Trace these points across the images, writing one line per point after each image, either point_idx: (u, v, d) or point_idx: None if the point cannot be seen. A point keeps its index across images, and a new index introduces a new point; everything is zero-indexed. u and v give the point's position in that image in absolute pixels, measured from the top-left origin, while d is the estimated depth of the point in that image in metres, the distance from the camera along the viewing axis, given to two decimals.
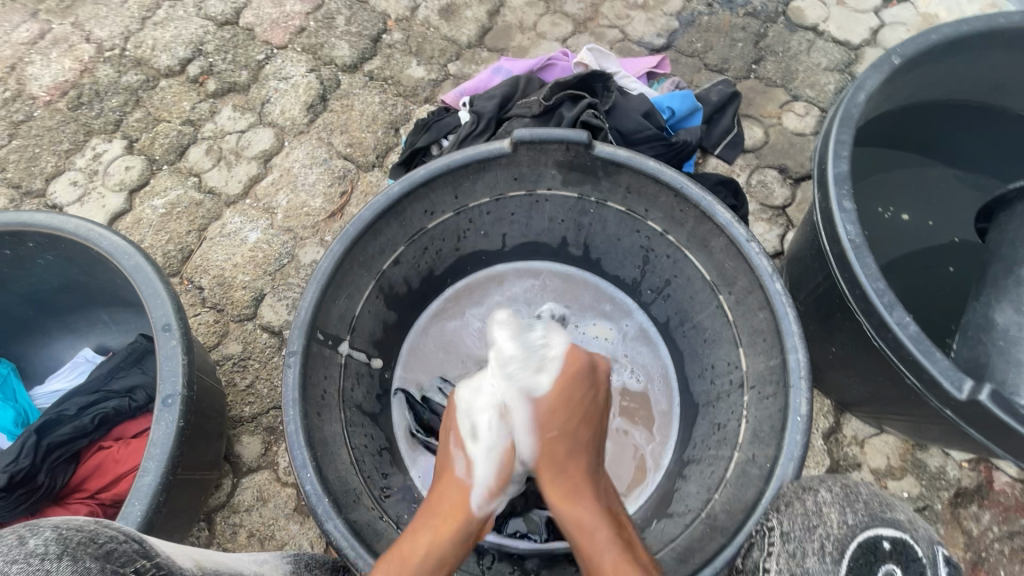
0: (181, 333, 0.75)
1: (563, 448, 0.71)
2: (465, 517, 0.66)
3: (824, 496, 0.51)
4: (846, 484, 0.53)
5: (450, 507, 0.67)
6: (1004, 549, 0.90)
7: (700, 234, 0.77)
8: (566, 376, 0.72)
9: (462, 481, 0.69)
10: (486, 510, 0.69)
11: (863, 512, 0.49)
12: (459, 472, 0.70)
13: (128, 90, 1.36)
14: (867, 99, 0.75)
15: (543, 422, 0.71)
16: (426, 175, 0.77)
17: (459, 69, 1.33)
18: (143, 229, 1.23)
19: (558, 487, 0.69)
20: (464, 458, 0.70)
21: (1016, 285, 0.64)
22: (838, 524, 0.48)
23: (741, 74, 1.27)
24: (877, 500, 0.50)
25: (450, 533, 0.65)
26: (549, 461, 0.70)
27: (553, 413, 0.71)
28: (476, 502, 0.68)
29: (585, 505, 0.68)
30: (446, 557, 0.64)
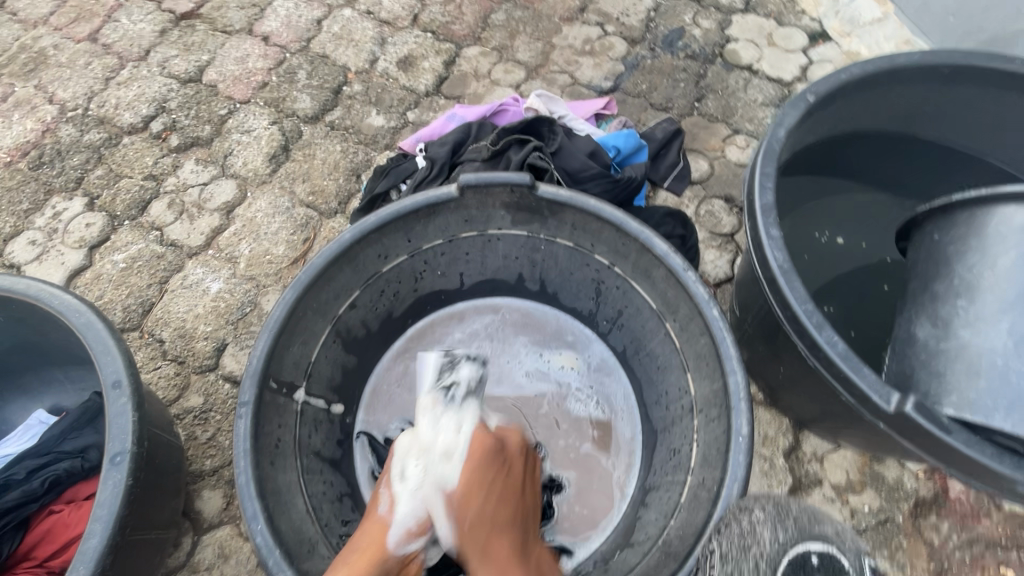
0: (131, 389, 0.75)
1: (482, 530, 0.70)
2: (382, 555, 0.68)
3: (758, 514, 0.56)
4: (777, 502, 0.58)
5: (371, 544, 0.69)
6: (965, 557, 0.92)
7: (643, 266, 0.81)
8: (475, 454, 0.74)
9: (385, 518, 0.71)
10: (408, 549, 0.71)
11: (793, 528, 0.54)
12: (382, 510, 0.72)
13: (90, 149, 1.38)
14: (786, 134, 0.81)
15: (459, 506, 0.71)
16: (377, 221, 0.80)
17: (417, 116, 1.39)
18: (103, 285, 1.22)
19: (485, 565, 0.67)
20: (388, 497, 0.73)
21: (932, 300, 0.68)
22: (770, 542, 0.53)
23: (684, 111, 1.35)
24: (807, 516, 0.55)
25: (368, 569, 0.67)
26: (472, 542, 0.69)
27: (468, 492, 0.72)
28: (397, 540, 0.70)
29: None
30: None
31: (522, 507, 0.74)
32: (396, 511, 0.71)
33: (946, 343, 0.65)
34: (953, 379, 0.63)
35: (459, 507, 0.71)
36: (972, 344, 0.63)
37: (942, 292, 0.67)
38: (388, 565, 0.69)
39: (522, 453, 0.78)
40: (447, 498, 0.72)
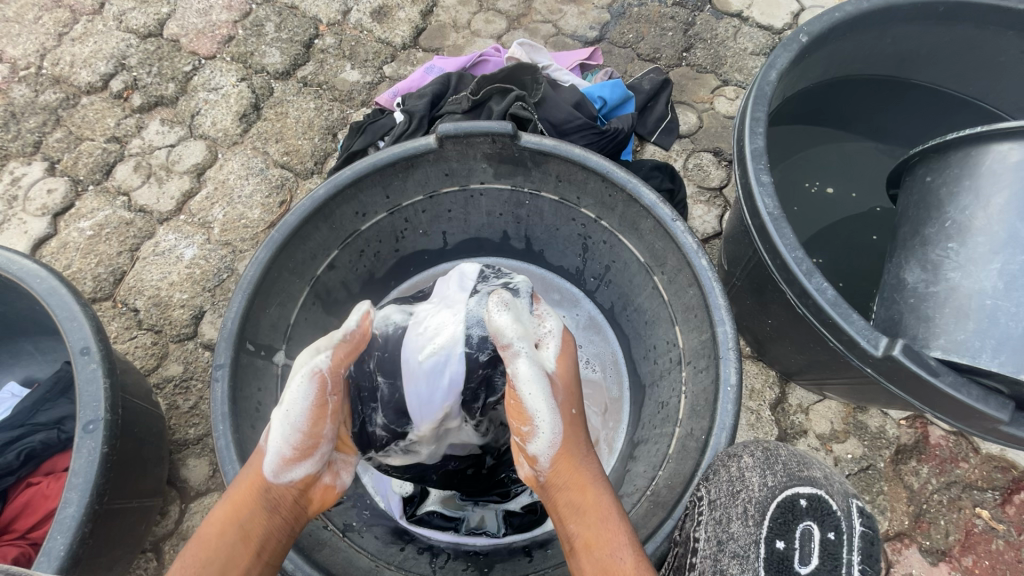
0: (102, 356, 0.72)
1: (578, 433, 0.67)
2: (263, 484, 0.61)
3: (747, 461, 0.56)
4: (766, 446, 0.57)
5: (252, 474, 0.61)
6: (943, 499, 0.95)
7: (630, 218, 0.78)
8: (570, 352, 0.71)
9: (263, 447, 0.62)
10: (292, 475, 0.62)
11: (782, 472, 0.53)
12: (263, 439, 0.63)
13: (47, 110, 1.30)
14: (778, 77, 0.78)
15: (563, 399, 0.66)
16: (352, 176, 0.76)
17: (394, 70, 1.32)
18: (70, 253, 1.17)
19: (574, 470, 0.64)
20: (266, 423, 0.63)
21: (922, 245, 0.67)
22: (759, 487, 0.52)
23: (673, 62, 1.30)
24: (795, 460, 0.54)
25: (251, 503, 0.60)
26: (567, 444, 0.65)
27: (568, 392, 0.67)
28: (275, 467, 0.61)
29: (600, 497, 0.62)
30: (250, 526, 0.59)
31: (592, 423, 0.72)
32: (273, 436, 0.62)
33: (935, 287, 0.64)
34: (941, 323, 0.63)
35: (561, 403, 0.65)
36: (960, 286, 0.62)
37: (932, 236, 0.66)
38: (272, 494, 0.61)
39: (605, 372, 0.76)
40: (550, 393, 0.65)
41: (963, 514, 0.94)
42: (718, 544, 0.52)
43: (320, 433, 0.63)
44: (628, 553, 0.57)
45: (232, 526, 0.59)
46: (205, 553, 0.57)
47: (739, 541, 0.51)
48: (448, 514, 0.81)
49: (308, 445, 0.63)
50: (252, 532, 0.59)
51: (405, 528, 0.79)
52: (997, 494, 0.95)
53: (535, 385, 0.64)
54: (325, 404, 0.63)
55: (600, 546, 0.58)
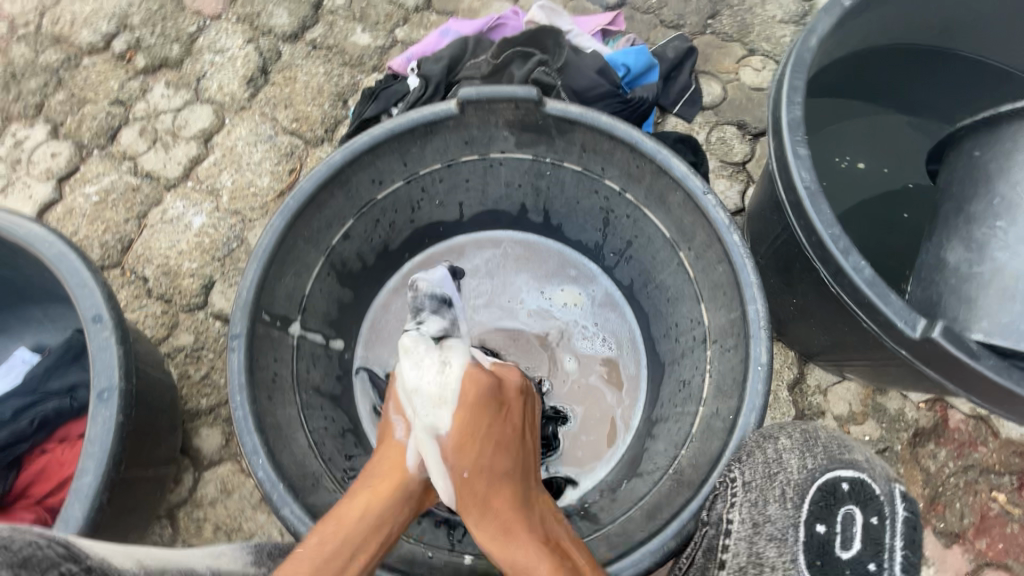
0: (114, 324, 0.70)
1: (478, 488, 0.65)
2: (406, 480, 0.65)
3: (785, 442, 0.55)
4: (804, 428, 0.57)
5: (392, 467, 0.66)
6: (960, 482, 0.94)
7: (658, 190, 0.75)
8: (469, 397, 0.68)
9: (401, 441, 0.68)
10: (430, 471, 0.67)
11: (822, 455, 0.54)
12: (398, 435, 0.69)
13: (48, 70, 1.25)
14: (819, 43, 0.74)
15: (455, 458, 0.66)
16: (369, 142, 0.73)
17: (407, 34, 1.27)
18: (76, 219, 1.15)
19: (474, 526, 0.63)
20: (402, 421, 0.69)
21: (966, 223, 0.64)
22: (799, 469, 0.53)
23: (698, 29, 1.24)
24: (834, 442, 0.55)
25: (392, 492, 0.63)
26: (469, 503, 0.65)
27: (463, 444, 0.67)
28: (416, 463, 0.66)
29: (517, 544, 0.60)
30: (386, 519, 0.61)
31: (525, 452, 0.69)
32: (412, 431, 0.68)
33: (980, 267, 0.61)
34: (984, 305, 0.60)
35: (454, 461, 0.66)
36: (1007, 267, 0.60)
37: (978, 213, 0.63)
38: (412, 487, 0.65)
39: (519, 395, 0.72)
40: (440, 454, 0.66)
41: (978, 498, 0.93)
42: (753, 527, 0.52)
43: None
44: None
45: (375, 512, 0.61)
46: (347, 531, 0.59)
47: (776, 523, 0.51)
48: None
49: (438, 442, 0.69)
50: (381, 527, 0.61)
51: None
52: (1013, 478, 0.94)
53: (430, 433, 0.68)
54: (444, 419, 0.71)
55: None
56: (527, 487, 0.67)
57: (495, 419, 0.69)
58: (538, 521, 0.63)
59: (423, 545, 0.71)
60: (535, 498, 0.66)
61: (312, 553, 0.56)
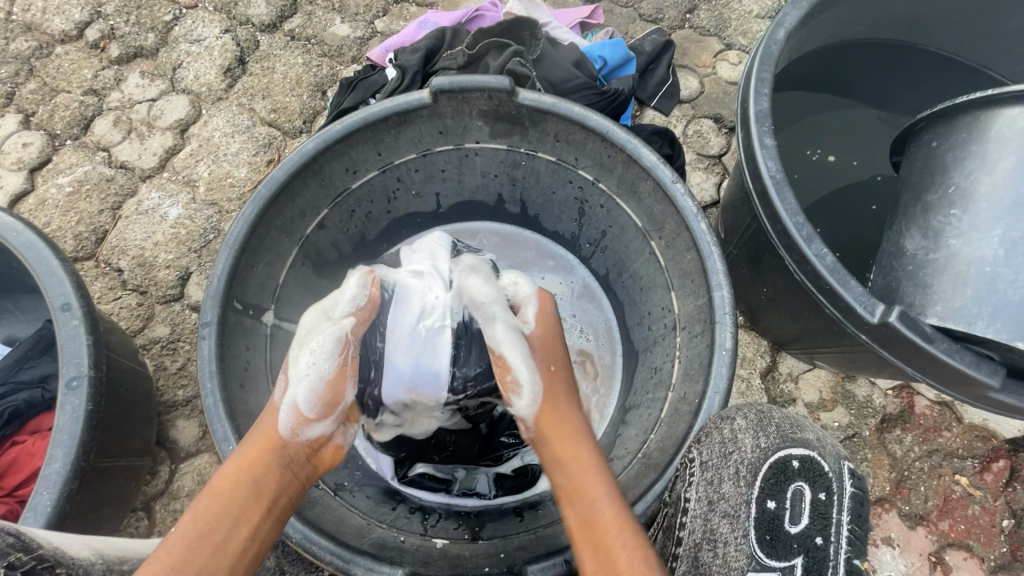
0: (83, 313, 0.70)
1: (559, 390, 0.69)
2: (277, 444, 0.61)
3: (741, 423, 0.56)
4: (760, 407, 0.59)
5: (263, 432, 0.62)
6: (924, 466, 0.97)
7: (629, 180, 0.76)
8: (547, 314, 0.73)
9: (278, 403, 0.64)
10: (310, 431, 0.64)
11: (775, 435, 0.56)
12: (276, 396, 0.65)
13: (19, 59, 1.23)
14: (786, 36, 0.75)
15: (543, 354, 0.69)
16: (343, 130, 0.73)
17: (386, 25, 1.26)
18: (49, 210, 1.13)
19: (554, 417, 0.66)
20: (282, 382, 0.65)
21: (924, 212, 0.66)
22: (752, 449, 0.55)
23: (676, 23, 1.25)
24: (788, 422, 0.57)
25: (263, 459, 0.60)
26: (550, 400, 0.67)
27: (547, 348, 0.70)
28: (290, 423, 0.63)
29: (586, 450, 0.63)
30: (259, 484, 0.59)
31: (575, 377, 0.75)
32: (293, 391, 0.63)
33: (935, 254, 0.64)
34: (939, 290, 0.62)
35: (541, 361, 0.69)
36: (961, 253, 0.62)
37: (936, 202, 0.65)
38: (288, 451, 0.62)
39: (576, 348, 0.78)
40: (528, 355, 0.68)
41: (942, 481, 0.96)
42: (708, 504, 0.55)
43: (341, 396, 0.66)
44: (608, 501, 0.58)
45: (245, 482, 0.59)
46: (216, 508, 0.57)
47: (730, 500, 0.54)
48: (439, 475, 0.82)
49: (330, 404, 0.65)
50: (259, 495, 0.59)
51: (397, 489, 0.80)
52: (976, 462, 0.97)
53: (323, 361, 0.64)
54: (345, 365, 0.66)
55: (582, 494, 0.60)
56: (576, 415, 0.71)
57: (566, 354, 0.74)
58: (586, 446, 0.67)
59: (394, 529, 0.71)
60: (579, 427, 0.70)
61: (181, 536, 0.55)
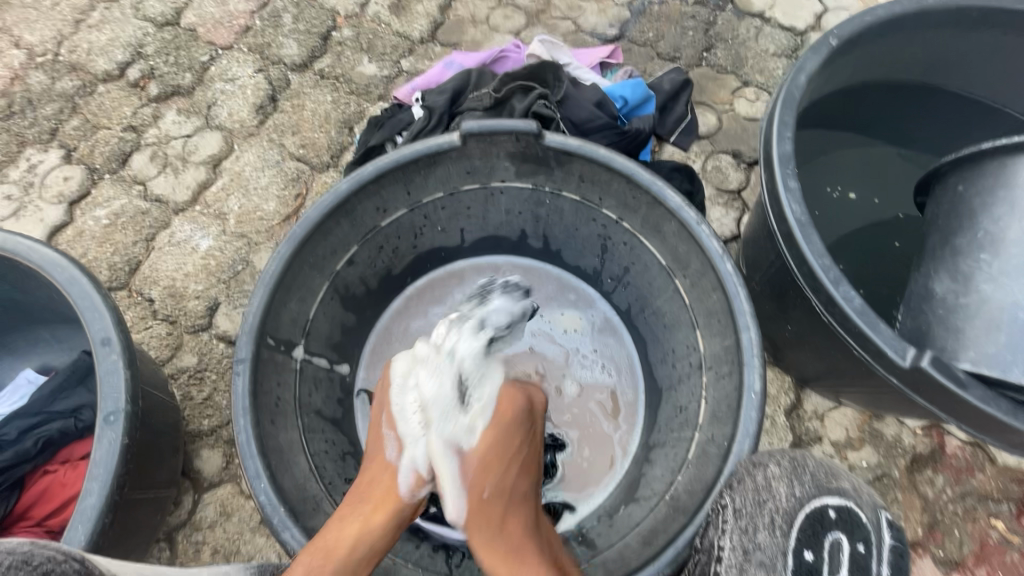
0: (122, 347, 0.72)
1: (496, 505, 0.67)
2: (397, 505, 0.66)
3: (774, 469, 0.55)
4: (792, 454, 0.57)
5: (387, 490, 0.67)
6: (958, 509, 0.94)
7: (653, 220, 0.78)
8: (498, 418, 0.71)
9: (394, 463, 0.69)
10: (418, 495, 0.68)
11: (810, 483, 0.54)
12: (391, 454, 0.70)
13: (64, 97, 1.29)
14: (808, 81, 0.77)
15: (472, 467, 0.68)
16: (375, 172, 0.76)
17: (412, 64, 1.31)
18: (85, 242, 1.17)
19: (488, 530, 0.65)
20: (394, 439, 0.71)
21: (952, 255, 0.66)
22: (787, 497, 0.53)
23: (693, 61, 1.28)
24: (822, 470, 0.55)
25: (385, 517, 0.65)
26: (476, 522, 0.66)
27: (486, 463, 0.68)
28: (409, 486, 0.68)
29: (524, 568, 0.62)
30: (375, 545, 0.63)
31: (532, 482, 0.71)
32: (408, 453, 0.69)
33: (966, 298, 0.63)
34: (971, 336, 0.62)
35: (473, 478, 0.68)
36: (992, 300, 0.61)
37: (964, 246, 0.65)
38: (400, 514, 0.67)
39: (542, 420, 0.75)
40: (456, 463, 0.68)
41: (977, 525, 0.93)
42: (744, 554, 0.52)
43: None
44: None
45: (365, 543, 0.63)
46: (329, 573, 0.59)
47: (766, 551, 0.52)
48: None
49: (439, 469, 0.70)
50: (368, 555, 0.63)
51: (418, 525, 0.79)
52: (1012, 506, 0.94)
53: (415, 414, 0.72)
54: None
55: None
56: (537, 517, 0.69)
57: (522, 449, 0.71)
58: (548, 547, 0.66)
59: (421, 570, 0.72)
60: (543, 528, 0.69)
61: None
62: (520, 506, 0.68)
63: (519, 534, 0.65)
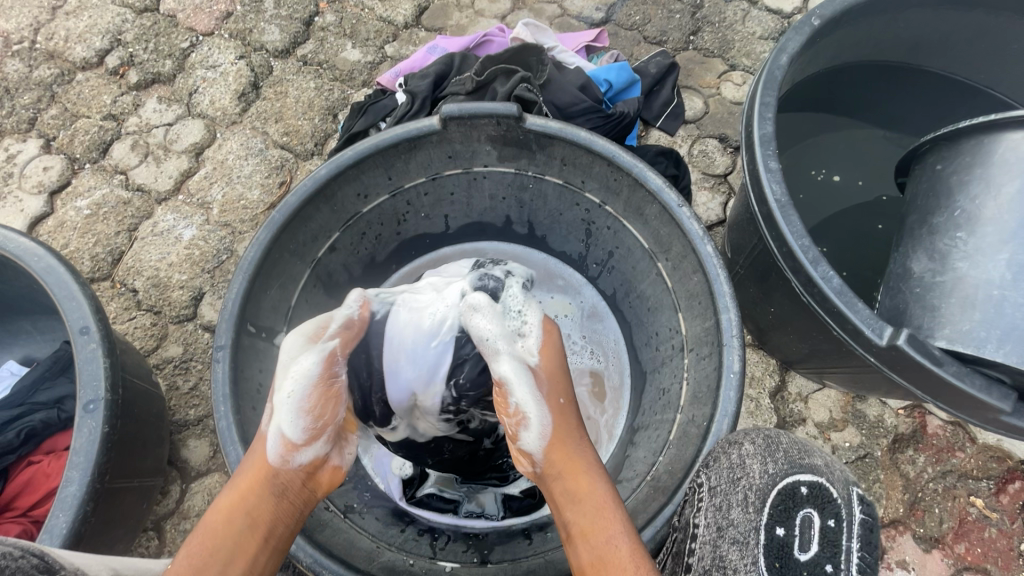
0: (101, 335, 0.71)
1: (569, 422, 0.67)
2: (267, 472, 0.60)
3: (748, 448, 0.56)
4: (766, 433, 0.58)
5: (253, 460, 0.61)
6: (938, 488, 0.95)
7: (636, 203, 0.77)
8: (557, 343, 0.71)
9: (265, 432, 0.63)
10: (301, 458, 0.63)
11: (783, 460, 0.54)
12: (264, 425, 0.64)
13: (42, 86, 1.27)
14: (790, 61, 0.76)
15: (547, 390, 0.67)
16: (354, 156, 0.75)
17: (396, 50, 1.29)
18: (67, 233, 1.16)
19: (563, 453, 0.64)
20: (268, 410, 0.64)
21: (930, 235, 0.66)
22: (760, 475, 0.54)
23: (680, 45, 1.27)
24: (796, 447, 0.56)
25: (255, 488, 0.59)
26: (552, 435, 0.65)
27: (557, 381, 0.68)
28: (281, 451, 0.62)
29: (593, 486, 0.61)
30: (253, 515, 0.58)
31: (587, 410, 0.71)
32: (279, 415, 0.63)
33: (942, 277, 0.64)
34: (947, 313, 0.62)
35: (548, 393, 0.67)
36: (968, 277, 0.62)
37: (942, 225, 0.66)
38: (280, 479, 0.61)
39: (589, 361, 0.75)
40: (535, 385, 0.67)
41: (957, 502, 0.95)
42: (717, 530, 0.53)
43: (328, 409, 0.66)
44: (624, 540, 0.56)
45: (237, 513, 0.58)
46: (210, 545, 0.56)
47: (739, 527, 0.52)
48: (446, 496, 0.83)
49: (318, 426, 0.65)
50: (251, 521, 0.58)
51: (404, 510, 0.81)
52: (991, 483, 0.96)
53: (299, 379, 0.64)
54: (330, 387, 0.66)
55: (597, 536, 0.57)
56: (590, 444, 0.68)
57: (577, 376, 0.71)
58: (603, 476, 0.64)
59: (403, 551, 0.72)
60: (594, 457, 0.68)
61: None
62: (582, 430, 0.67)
63: (587, 456, 0.64)
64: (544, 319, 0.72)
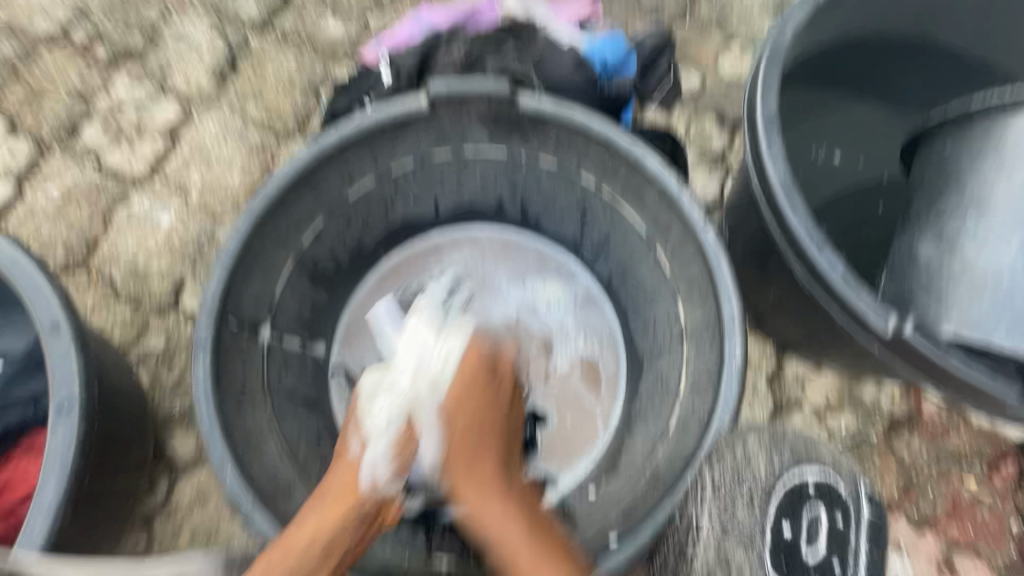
0: (73, 332, 0.67)
1: (470, 443, 0.66)
2: (358, 501, 0.62)
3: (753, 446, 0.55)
4: (775, 434, 0.62)
5: (346, 487, 0.63)
6: (932, 470, 0.96)
7: (634, 186, 0.74)
8: (468, 366, 0.72)
9: (356, 461, 0.65)
10: (390, 489, 0.65)
11: (786, 458, 0.60)
12: (354, 452, 0.67)
13: (3, 62, 1.19)
14: (794, 35, 0.73)
15: (451, 414, 0.68)
16: (338, 139, 0.71)
17: (380, 23, 1.23)
18: (38, 219, 1.10)
19: (462, 476, 0.65)
20: (359, 440, 0.67)
21: (937, 219, 0.64)
22: None
23: (677, 17, 1.22)
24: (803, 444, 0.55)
25: (345, 515, 0.60)
26: (454, 460, 0.66)
27: (458, 405, 0.68)
28: (372, 482, 0.64)
29: (494, 505, 0.63)
30: (336, 544, 0.59)
31: (511, 424, 0.71)
32: (372, 449, 0.66)
33: (950, 264, 0.62)
34: (955, 302, 0.61)
35: (446, 422, 0.68)
36: (976, 265, 0.60)
37: (950, 209, 0.63)
38: (366, 510, 0.62)
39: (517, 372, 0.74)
40: (437, 409, 0.68)
41: (950, 484, 0.95)
42: None
43: (417, 449, 0.68)
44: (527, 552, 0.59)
45: (323, 539, 0.58)
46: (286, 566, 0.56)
47: None
48: None
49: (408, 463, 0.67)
50: (334, 551, 0.59)
51: None
52: (983, 464, 0.96)
53: (387, 411, 0.69)
54: (420, 425, 0.69)
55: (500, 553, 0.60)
56: (510, 458, 0.68)
57: (492, 393, 0.70)
58: (517, 486, 0.66)
59: (403, 550, 0.73)
60: (516, 468, 0.69)
61: None
62: (494, 444, 0.67)
63: (494, 470, 0.65)
64: (463, 347, 0.74)
